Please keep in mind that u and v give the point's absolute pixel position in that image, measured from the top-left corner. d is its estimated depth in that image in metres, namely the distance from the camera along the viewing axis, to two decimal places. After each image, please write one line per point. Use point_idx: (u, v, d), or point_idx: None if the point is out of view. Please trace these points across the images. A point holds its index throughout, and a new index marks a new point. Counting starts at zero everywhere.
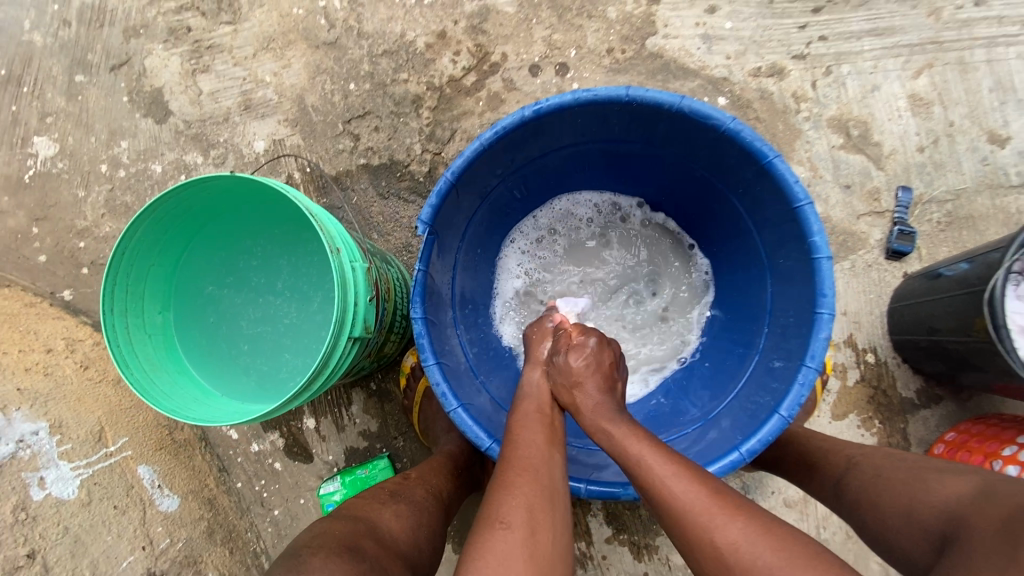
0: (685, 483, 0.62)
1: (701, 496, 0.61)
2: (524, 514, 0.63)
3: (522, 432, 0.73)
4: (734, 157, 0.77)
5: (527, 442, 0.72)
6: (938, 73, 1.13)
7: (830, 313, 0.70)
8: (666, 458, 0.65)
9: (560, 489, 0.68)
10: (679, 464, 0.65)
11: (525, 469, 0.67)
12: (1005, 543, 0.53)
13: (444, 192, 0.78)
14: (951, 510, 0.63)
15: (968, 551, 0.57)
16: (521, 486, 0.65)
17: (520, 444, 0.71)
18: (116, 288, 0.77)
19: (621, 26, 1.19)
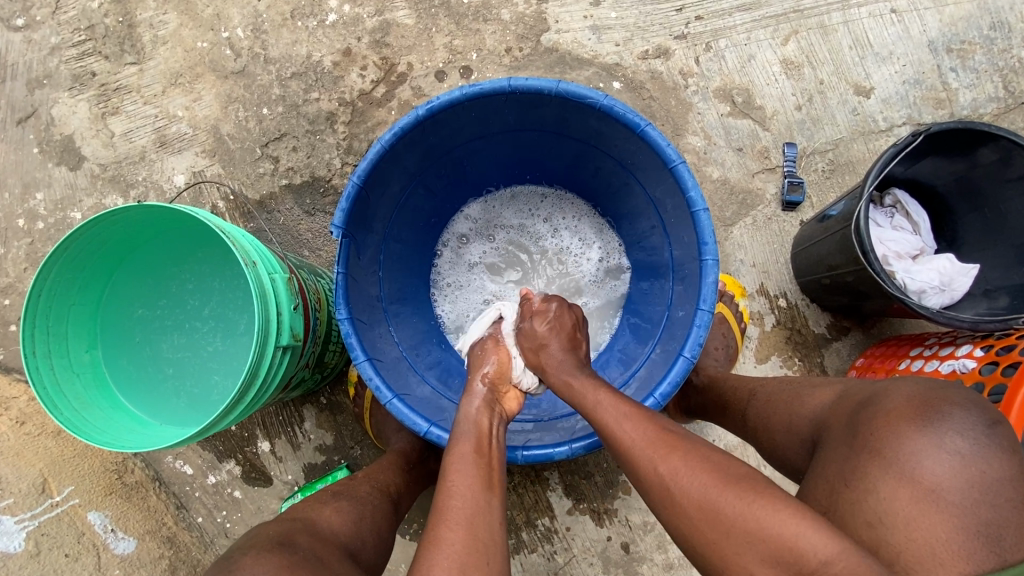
0: (662, 448, 0.66)
1: (673, 463, 0.64)
2: (466, 527, 0.66)
3: (462, 444, 0.76)
4: (616, 131, 0.84)
5: (458, 488, 0.70)
6: (804, 38, 1.25)
7: (713, 258, 0.77)
8: (639, 425, 0.70)
9: (498, 538, 0.66)
10: (655, 433, 0.68)
11: (456, 523, 0.66)
12: (869, 459, 0.61)
13: (352, 196, 0.82)
14: (818, 423, 0.72)
15: (830, 462, 0.65)
16: (453, 541, 0.64)
17: (451, 491, 0.69)
18: (35, 330, 0.77)
19: (516, 26, 1.26)
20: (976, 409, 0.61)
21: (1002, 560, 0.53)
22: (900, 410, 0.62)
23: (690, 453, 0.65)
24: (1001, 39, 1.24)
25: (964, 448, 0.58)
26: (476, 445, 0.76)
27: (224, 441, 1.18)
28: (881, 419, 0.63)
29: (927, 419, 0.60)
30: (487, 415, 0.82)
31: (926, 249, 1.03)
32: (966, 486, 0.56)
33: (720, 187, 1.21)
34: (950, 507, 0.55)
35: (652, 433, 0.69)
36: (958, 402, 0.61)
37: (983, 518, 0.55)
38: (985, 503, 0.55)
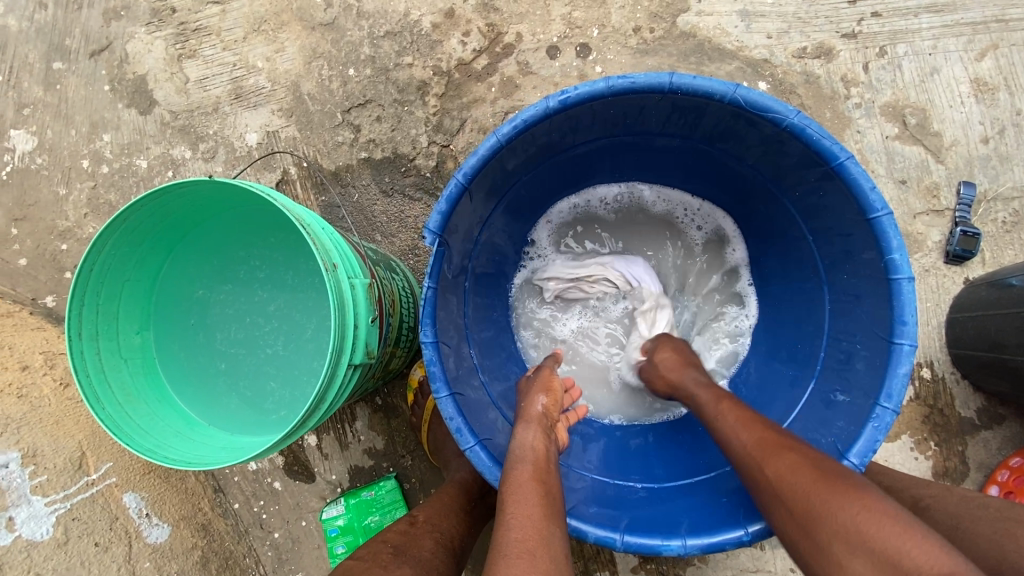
0: (821, 484, 0.54)
1: (778, 463, 0.58)
2: (532, 557, 0.56)
3: (519, 470, 0.65)
4: (794, 156, 0.66)
5: (519, 518, 0.59)
6: (1004, 55, 1.02)
7: (912, 342, 0.59)
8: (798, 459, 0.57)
9: (563, 568, 0.57)
10: (819, 469, 0.56)
11: (522, 549, 0.56)
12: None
13: (454, 197, 0.67)
14: None
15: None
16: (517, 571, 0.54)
17: (511, 522, 0.59)
18: (84, 309, 0.67)
19: (649, 2, 1.07)
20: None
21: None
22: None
23: (847, 488, 0.53)
24: None
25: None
26: (536, 471, 0.65)
27: None
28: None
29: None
30: (545, 441, 0.69)
31: None
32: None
33: None
34: None
35: (811, 471, 0.56)
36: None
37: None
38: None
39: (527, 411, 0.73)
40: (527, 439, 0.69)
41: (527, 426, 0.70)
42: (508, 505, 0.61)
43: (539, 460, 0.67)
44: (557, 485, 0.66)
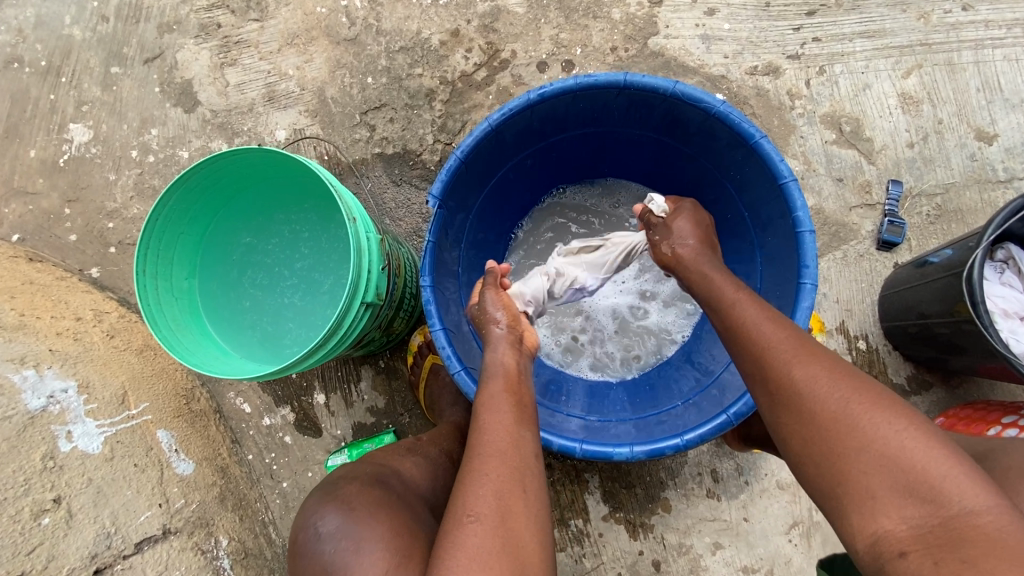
0: (798, 354, 0.65)
1: (813, 368, 0.63)
2: (500, 458, 0.68)
3: (492, 382, 0.77)
4: (726, 140, 0.82)
5: (490, 424, 0.71)
6: (927, 74, 1.18)
7: (813, 282, 0.74)
8: (782, 331, 0.68)
9: (529, 463, 0.69)
10: (792, 338, 0.67)
11: (492, 453, 0.68)
12: None
13: (453, 169, 0.83)
14: None
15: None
16: (488, 470, 0.67)
17: (484, 427, 0.71)
18: (147, 252, 0.84)
19: (625, 27, 1.25)
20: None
21: None
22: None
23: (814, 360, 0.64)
24: None
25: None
26: (506, 382, 0.77)
27: (284, 387, 1.24)
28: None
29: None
30: (513, 355, 0.82)
31: None
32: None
33: (813, 216, 1.16)
34: None
35: (795, 342, 0.67)
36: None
37: None
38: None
39: (490, 335, 0.85)
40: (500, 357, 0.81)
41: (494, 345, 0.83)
42: (482, 408, 0.73)
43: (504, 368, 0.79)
44: (525, 394, 0.77)
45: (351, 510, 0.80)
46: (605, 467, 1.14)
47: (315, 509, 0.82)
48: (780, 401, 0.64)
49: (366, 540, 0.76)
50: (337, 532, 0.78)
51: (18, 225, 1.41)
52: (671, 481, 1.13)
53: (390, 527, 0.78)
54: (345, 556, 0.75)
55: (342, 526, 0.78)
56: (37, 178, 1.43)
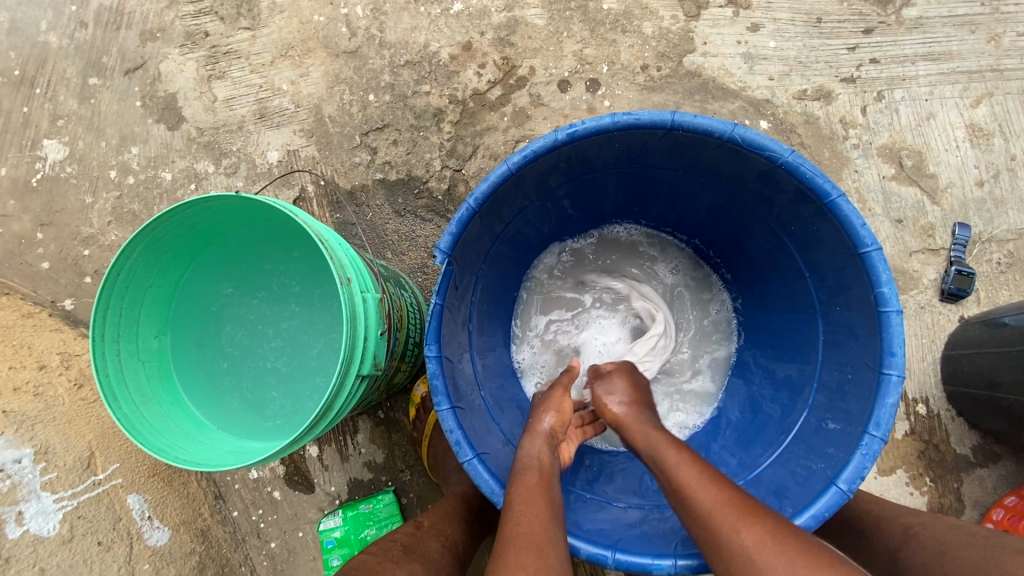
0: (739, 517, 0.59)
1: (755, 531, 0.58)
2: (537, 551, 0.58)
3: (526, 482, 0.65)
4: (791, 192, 0.69)
5: (527, 512, 0.62)
6: (998, 103, 1.05)
7: (899, 374, 0.62)
8: (718, 487, 0.63)
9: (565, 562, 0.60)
10: (732, 498, 0.62)
11: (528, 545, 0.59)
12: None
13: (465, 220, 0.70)
14: None
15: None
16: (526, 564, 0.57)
17: (519, 515, 0.61)
18: (108, 313, 0.71)
19: (657, 43, 1.12)
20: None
21: None
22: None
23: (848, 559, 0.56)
24: None
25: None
26: (543, 477, 0.66)
27: None
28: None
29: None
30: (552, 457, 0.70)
31: None
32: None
33: None
34: None
35: (734, 498, 0.62)
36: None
37: None
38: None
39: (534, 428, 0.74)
40: (534, 450, 0.70)
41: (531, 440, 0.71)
42: (516, 507, 0.62)
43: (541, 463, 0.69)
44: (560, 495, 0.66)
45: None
46: None
47: None
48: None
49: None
50: None
51: None
52: None
53: None
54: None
55: None
56: (7, 199, 1.30)
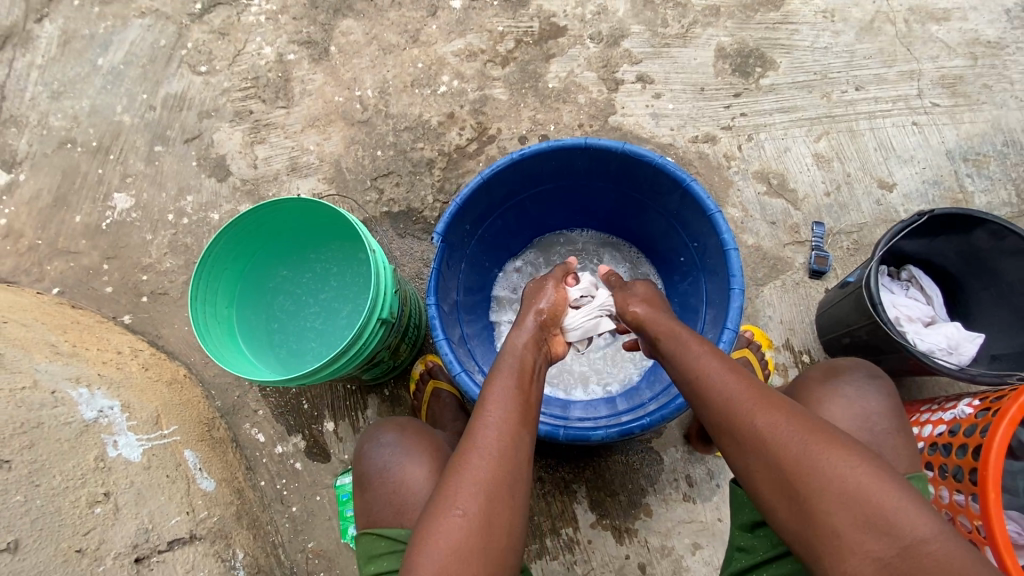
0: (763, 404, 0.75)
1: (776, 418, 0.73)
2: (492, 457, 0.76)
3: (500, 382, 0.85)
4: (667, 185, 1.05)
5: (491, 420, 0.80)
6: (834, 139, 1.46)
7: (740, 288, 0.95)
8: (741, 383, 0.78)
9: (523, 461, 0.77)
10: (753, 389, 0.77)
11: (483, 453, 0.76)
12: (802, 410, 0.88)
13: (453, 212, 1.04)
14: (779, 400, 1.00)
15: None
16: (476, 468, 0.75)
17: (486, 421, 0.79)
18: (202, 281, 1.01)
19: (589, 108, 1.54)
20: (862, 368, 0.92)
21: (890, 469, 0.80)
22: (812, 376, 0.93)
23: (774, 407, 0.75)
24: (1014, 154, 1.43)
25: (850, 394, 0.87)
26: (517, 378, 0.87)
27: (296, 416, 1.35)
28: (811, 389, 0.91)
29: (828, 378, 0.90)
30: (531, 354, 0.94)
31: (937, 319, 1.16)
32: (855, 421, 0.85)
33: (754, 252, 1.39)
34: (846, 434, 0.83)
35: (750, 390, 0.77)
36: (851, 367, 0.92)
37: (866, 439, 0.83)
38: (865, 430, 0.84)
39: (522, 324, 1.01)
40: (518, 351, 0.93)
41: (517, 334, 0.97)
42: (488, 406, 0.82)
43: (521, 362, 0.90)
44: (533, 391, 0.87)
45: (402, 431, 0.99)
46: (590, 478, 1.27)
47: (372, 430, 1.01)
48: (749, 448, 0.73)
49: (418, 450, 0.96)
50: (392, 443, 0.97)
51: (59, 279, 1.58)
52: (651, 487, 1.26)
53: (431, 443, 0.99)
54: (400, 461, 0.94)
55: (398, 439, 0.97)
56: (81, 239, 1.62)
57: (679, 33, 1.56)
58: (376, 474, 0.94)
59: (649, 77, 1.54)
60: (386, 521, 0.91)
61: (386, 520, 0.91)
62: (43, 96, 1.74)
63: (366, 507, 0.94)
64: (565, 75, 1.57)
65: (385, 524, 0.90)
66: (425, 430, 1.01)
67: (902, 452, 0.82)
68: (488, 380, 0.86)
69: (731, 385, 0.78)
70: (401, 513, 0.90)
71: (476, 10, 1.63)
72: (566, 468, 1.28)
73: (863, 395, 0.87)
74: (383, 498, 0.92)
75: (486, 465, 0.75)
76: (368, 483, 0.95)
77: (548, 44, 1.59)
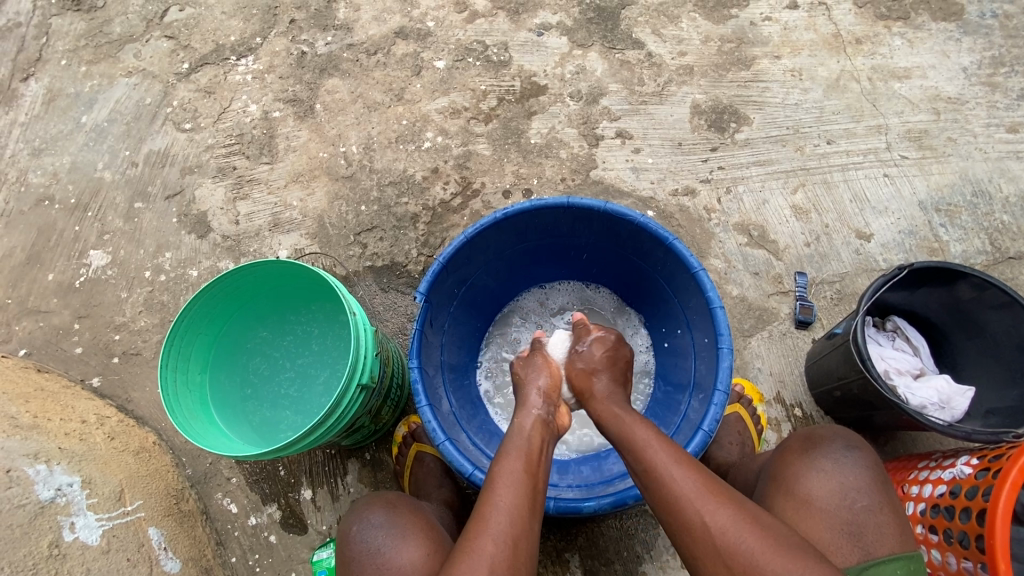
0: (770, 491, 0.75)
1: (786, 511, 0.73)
2: (509, 545, 0.75)
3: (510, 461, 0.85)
4: (650, 243, 1.06)
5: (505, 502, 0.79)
6: (810, 190, 1.50)
7: (728, 347, 0.93)
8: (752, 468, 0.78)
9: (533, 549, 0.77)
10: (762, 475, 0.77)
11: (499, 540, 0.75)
12: (773, 486, 0.88)
13: (436, 272, 1.02)
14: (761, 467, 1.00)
15: (762, 496, 0.89)
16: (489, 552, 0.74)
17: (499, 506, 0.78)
18: (173, 348, 0.97)
19: (570, 163, 1.57)
20: (839, 437, 0.89)
21: (865, 551, 0.77)
22: (793, 448, 0.90)
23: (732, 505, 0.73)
24: (984, 205, 1.48)
25: (828, 467, 0.84)
26: (526, 460, 0.85)
27: (271, 484, 1.28)
28: (785, 459, 0.89)
29: (807, 452, 0.87)
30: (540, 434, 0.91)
31: (926, 371, 1.16)
32: (831, 498, 0.81)
33: (739, 303, 1.39)
34: (819, 511, 0.81)
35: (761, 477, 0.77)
36: (830, 436, 0.89)
37: (846, 518, 0.79)
38: (845, 508, 0.80)
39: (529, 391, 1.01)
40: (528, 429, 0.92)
41: (527, 417, 0.94)
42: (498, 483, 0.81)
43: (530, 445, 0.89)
44: (542, 474, 0.86)
45: (392, 509, 0.94)
46: (583, 545, 1.21)
47: (360, 508, 0.95)
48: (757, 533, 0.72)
49: (410, 530, 0.90)
50: (382, 523, 0.91)
51: (27, 340, 1.53)
52: (646, 554, 1.20)
53: (422, 523, 0.94)
54: (391, 541, 0.88)
55: (387, 518, 0.92)
56: (52, 298, 1.57)
57: (656, 90, 1.61)
58: (365, 558, 0.88)
59: (628, 133, 1.58)
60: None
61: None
62: (23, 152, 1.73)
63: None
64: (547, 132, 1.60)
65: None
66: (414, 510, 0.96)
67: (887, 531, 0.78)
68: (498, 461, 0.85)
69: (688, 480, 0.75)
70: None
71: (460, 70, 1.68)
72: (556, 534, 1.22)
73: (845, 468, 0.83)
74: None
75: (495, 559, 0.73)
76: (357, 567, 0.88)
77: (530, 101, 1.63)
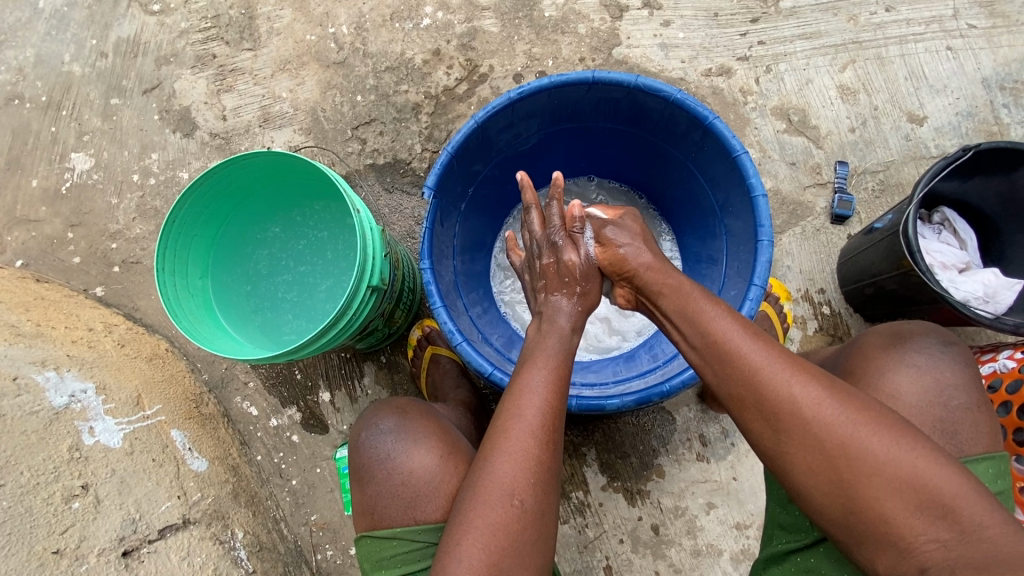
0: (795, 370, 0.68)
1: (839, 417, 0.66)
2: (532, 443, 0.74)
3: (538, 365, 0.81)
4: (687, 124, 0.94)
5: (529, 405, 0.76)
6: (861, 67, 1.33)
7: (769, 239, 0.85)
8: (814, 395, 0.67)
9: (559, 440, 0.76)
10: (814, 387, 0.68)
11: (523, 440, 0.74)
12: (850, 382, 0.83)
13: (446, 162, 0.92)
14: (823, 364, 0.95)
15: None
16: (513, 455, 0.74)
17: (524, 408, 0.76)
18: (167, 249, 0.91)
19: (590, 40, 1.38)
20: (933, 333, 0.83)
21: (959, 449, 0.75)
22: (876, 344, 0.84)
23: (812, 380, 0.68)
24: None
25: (922, 363, 0.79)
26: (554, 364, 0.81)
27: (290, 388, 1.28)
28: (864, 354, 0.84)
29: (894, 346, 0.82)
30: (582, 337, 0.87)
31: (972, 264, 1.08)
32: (925, 396, 0.77)
33: (772, 197, 1.29)
34: (907, 407, 0.77)
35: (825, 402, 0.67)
36: (920, 332, 0.83)
37: (939, 416, 0.76)
38: (940, 405, 0.77)
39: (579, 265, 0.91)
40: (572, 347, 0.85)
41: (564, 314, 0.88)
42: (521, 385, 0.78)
43: (565, 346, 0.84)
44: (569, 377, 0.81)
45: (403, 415, 0.92)
46: (600, 441, 1.23)
47: (371, 414, 0.93)
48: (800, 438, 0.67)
49: (421, 435, 0.89)
50: (393, 430, 0.90)
51: (22, 250, 1.47)
52: (662, 448, 1.22)
53: (435, 426, 0.92)
54: (402, 448, 0.88)
55: (398, 426, 0.90)
56: (40, 206, 1.49)
57: None
58: (377, 464, 0.88)
59: (656, 2, 1.38)
60: (392, 519, 0.86)
61: (392, 518, 0.86)
62: None
63: (368, 504, 0.88)
64: (563, 3, 1.40)
65: (391, 522, 0.85)
66: (425, 413, 0.94)
67: (982, 431, 0.76)
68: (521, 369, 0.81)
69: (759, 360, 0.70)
70: (410, 508, 0.85)
71: None
72: (574, 431, 1.24)
73: (938, 364, 0.79)
74: (387, 489, 0.86)
75: (534, 462, 0.73)
76: (370, 474, 0.88)
77: None
